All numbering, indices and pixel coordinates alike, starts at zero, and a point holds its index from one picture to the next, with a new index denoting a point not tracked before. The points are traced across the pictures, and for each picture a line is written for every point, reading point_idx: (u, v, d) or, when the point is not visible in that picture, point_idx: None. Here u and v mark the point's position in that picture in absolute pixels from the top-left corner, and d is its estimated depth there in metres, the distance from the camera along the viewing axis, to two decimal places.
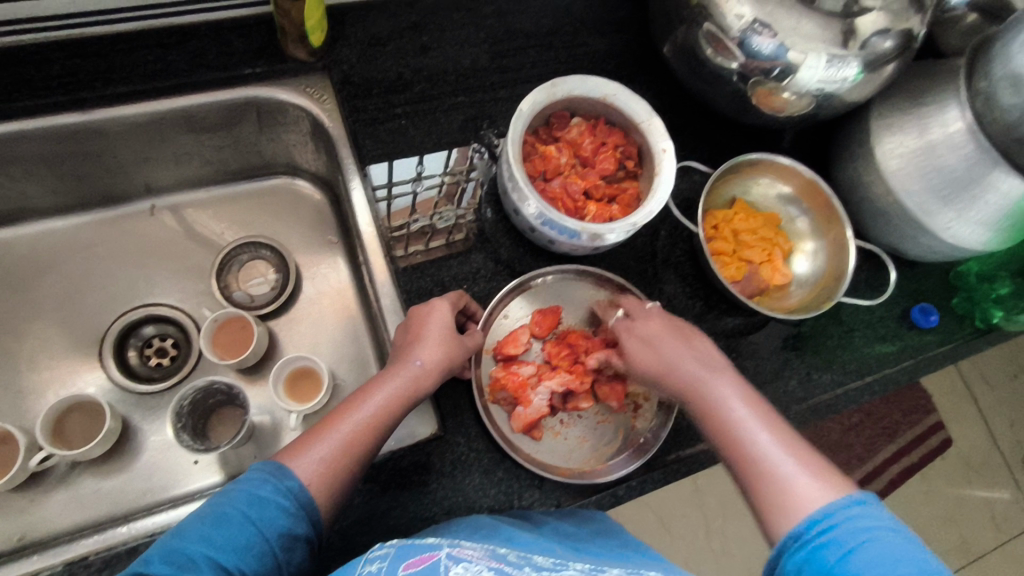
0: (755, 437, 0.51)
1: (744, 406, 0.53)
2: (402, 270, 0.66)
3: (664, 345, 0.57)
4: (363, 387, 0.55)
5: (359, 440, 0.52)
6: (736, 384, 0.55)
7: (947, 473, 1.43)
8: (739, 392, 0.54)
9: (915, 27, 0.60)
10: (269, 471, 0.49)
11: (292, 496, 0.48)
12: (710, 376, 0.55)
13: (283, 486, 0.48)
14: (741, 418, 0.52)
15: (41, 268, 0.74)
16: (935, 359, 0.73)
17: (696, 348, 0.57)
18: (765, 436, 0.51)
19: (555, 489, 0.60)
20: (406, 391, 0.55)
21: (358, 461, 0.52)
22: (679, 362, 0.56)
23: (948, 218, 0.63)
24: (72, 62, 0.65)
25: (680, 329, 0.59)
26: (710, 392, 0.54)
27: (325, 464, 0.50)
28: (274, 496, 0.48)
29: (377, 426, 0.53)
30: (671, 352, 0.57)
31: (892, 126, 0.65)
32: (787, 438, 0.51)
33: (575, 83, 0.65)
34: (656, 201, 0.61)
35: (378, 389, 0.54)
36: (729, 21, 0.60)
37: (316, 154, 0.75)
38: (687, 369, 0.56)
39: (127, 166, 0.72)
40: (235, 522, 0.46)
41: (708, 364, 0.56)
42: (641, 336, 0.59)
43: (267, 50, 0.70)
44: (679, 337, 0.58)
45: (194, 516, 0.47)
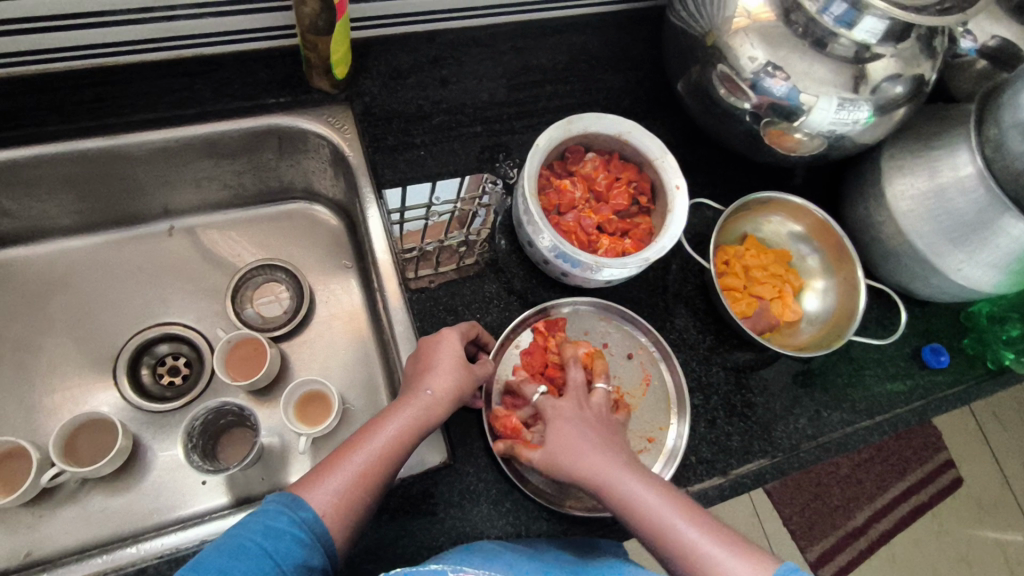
0: (677, 531, 0.50)
1: (663, 504, 0.51)
2: (415, 296, 0.67)
3: (575, 442, 0.55)
4: (375, 418, 0.56)
5: (373, 471, 0.52)
6: (648, 480, 0.53)
7: (959, 513, 1.40)
8: (650, 485, 0.53)
9: (926, 73, 0.61)
10: (284, 503, 0.49)
11: (307, 527, 0.49)
12: (620, 474, 0.53)
13: (298, 518, 0.49)
14: (665, 523, 0.50)
15: (61, 285, 0.75)
16: (947, 400, 0.73)
17: (602, 441, 0.56)
18: (683, 525, 0.50)
19: (562, 520, 0.60)
20: (418, 421, 0.55)
21: (372, 492, 0.52)
22: (593, 463, 0.54)
23: (959, 260, 0.63)
24: (102, 88, 0.68)
25: (589, 423, 0.57)
26: (627, 495, 0.52)
27: (339, 495, 0.50)
28: (289, 528, 0.48)
29: (390, 458, 0.53)
30: (581, 450, 0.55)
31: (903, 168, 0.66)
32: (711, 525, 0.51)
33: (589, 121, 0.66)
34: (669, 238, 0.62)
35: (392, 420, 0.55)
36: (743, 63, 0.61)
37: (334, 181, 0.77)
38: (599, 468, 0.53)
39: (149, 188, 0.74)
40: (251, 554, 0.46)
41: (618, 461, 0.54)
42: (555, 431, 0.57)
43: (292, 80, 0.72)
44: (587, 428, 0.56)
45: (211, 547, 0.47)
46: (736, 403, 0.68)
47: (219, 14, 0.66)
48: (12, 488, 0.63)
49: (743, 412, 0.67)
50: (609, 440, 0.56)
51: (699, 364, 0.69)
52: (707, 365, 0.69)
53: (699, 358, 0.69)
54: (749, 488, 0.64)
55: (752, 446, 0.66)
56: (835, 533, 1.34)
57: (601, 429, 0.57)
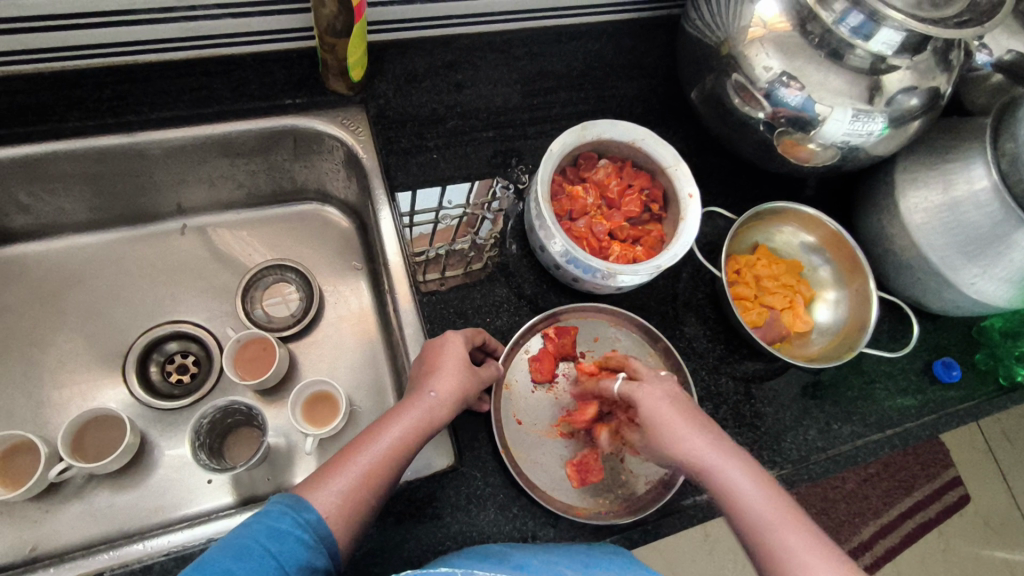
0: (775, 529, 0.49)
1: (762, 498, 0.51)
2: (426, 299, 0.67)
3: (674, 426, 0.54)
4: (379, 419, 0.56)
5: (376, 473, 0.52)
6: (753, 472, 0.52)
7: (965, 531, 1.39)
8: (753, 478, 0.52)
9: (942, 86, 0.61)
10: (287, 503, 0.49)
11: (311, 528, 0.48)
12: (724, 461, 0.52)
13: (302, 518, 0.48)
14: (761, 515, 0.50)
15: (74, 281, 0.76)
16: (958, 415, 0.72)
17: (702, 427, 0.54)
18: (781, 526, 0.49)
19: (569, 527, 0.59)
20: (422, 423, 0.55)
21: (375, 494, 0.52)
22: (692, 444, 0.53)
23: (973, 274, 0.63)
24: (122, 86, 0.68)
25: (685, 407, 0.55)
26: (728, 481, 0.52)
27: (343, 497, 0.50)
28: (293, 529, 0.48)
29: (394, 459, 0.53)
30: (679, 433, 0.54)
31: (917, 181, 0.66)
32: (812, 533, 0.49)
33: (604, 127, 0.67)
34: (681, 245, 0.62)
35: (396, 422, 0.55)
36: (758, 72, 0.61)
37: (347, 183, 0.77)
38: (700, 455, 0.53)
39: (164, 186, 0.74)
40: (254, 555, 0.46)
41: (721, 450, 0.53)
42: (649, 410, 0.55)
43: (308, 82, 0.73)
44: (685, 414, 0.55)
45: (215, 548, 0.47)
46: (745, 413, 0.67)
47: (239, 15, 0.67)
48: (19, 483, 0.63)
49: (752, 422, 0.67)
50: (709, 426, 0.55)
51: (708, 373, 0.69)
52: (716, 374, 0.69)
53: (709, 367, 0.69)
54: None
55: (761, 456, 0.65)
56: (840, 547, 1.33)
57: (695, 414, 0.55)
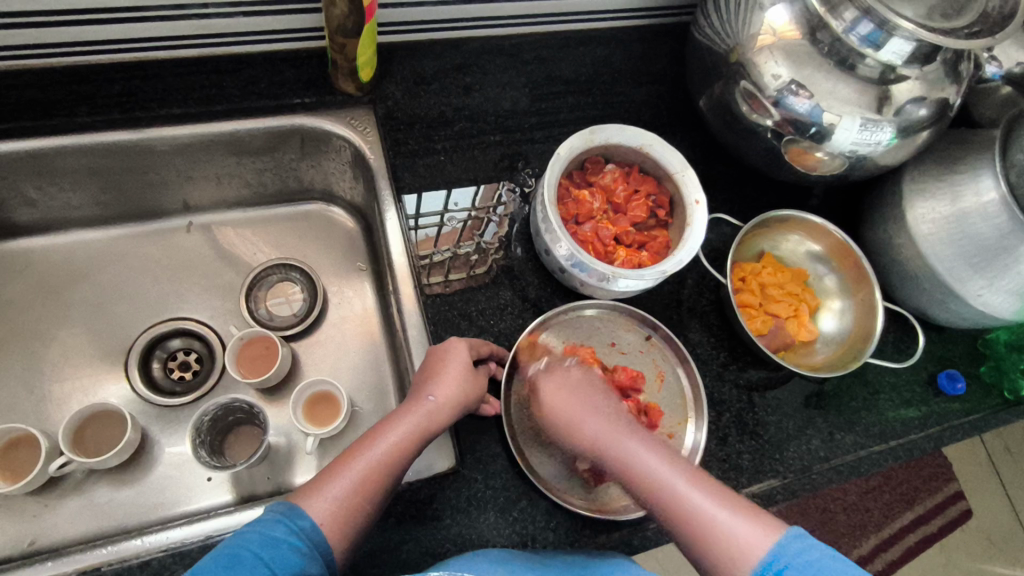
0: (682, 493, 0.51)
1: (660, 461, 0.53)
2: (430, 300, 0.67)
3: (575, 404, 0.57)
4: (378, 425, 0.56)
5: (373, 479, 0.52)
6: (648, 440, 0.55)
7: (966, 546, 1.38)
8: (655, 448, 0.54)
9: (950, 97, 0.61)
10: (281, 512, 0.49)
11: (304, 536, 0.48)
12: (626, 437, 0.55)
13: (296, 527, 0.48)
14: (660, 477, 0.52)
15: (78, 275, 0.76)
16: (963, 428, 0.72)
17: (602, 402, 0.58)
18: (685, 489, 0.51)
19: (570, 532, 0.59)
20: (420, 428, 0.55)
21: (372, 501, 0.51)
22: (593, 421, 0.56)
23: (979, 285, 0.62)
24: (132, 83, 0.69)
25: (585, 386, 0.59)
26: (630, 457, 0.54)
27: (339, 503, 0.50)
28: (286, 537, 0.47)
29: (391, 466, 0.53)
30: (580, 411, 0.57)
31: (925, 192, 0.65)
32: (709, 483, 0.52)
33: (611, 132, 0.67)
34: (686, 251, 0.62)
35: (394, 428, 0.55)
36: (767, 80, 0.61)
37: (353, 183, 0.77)
38: (598, 431, 0.55)
39: (170, 183, 0.74)
40: (247, 564, 0.45)
41: (616, 422, 0.56)
42: (556, 390, 0.59)
43: (317, 82, 0.73)
44: (588, 392, 0.58)
45: (207, 558, 0.46)
46: (748, 421, 0.67)
47: (250, 14, 0.67)
48: (17, 477, 0.63)
49: (755, 431, 0.67)
50: (606, 401, 0.58)
51: (712, 381, 0.68)
52: (720, 381, 0.68)
53: (712, 374, 0.69)
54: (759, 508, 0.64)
55: (763, 465, 0.65)
56: None
57: (598, 392, 0.59)
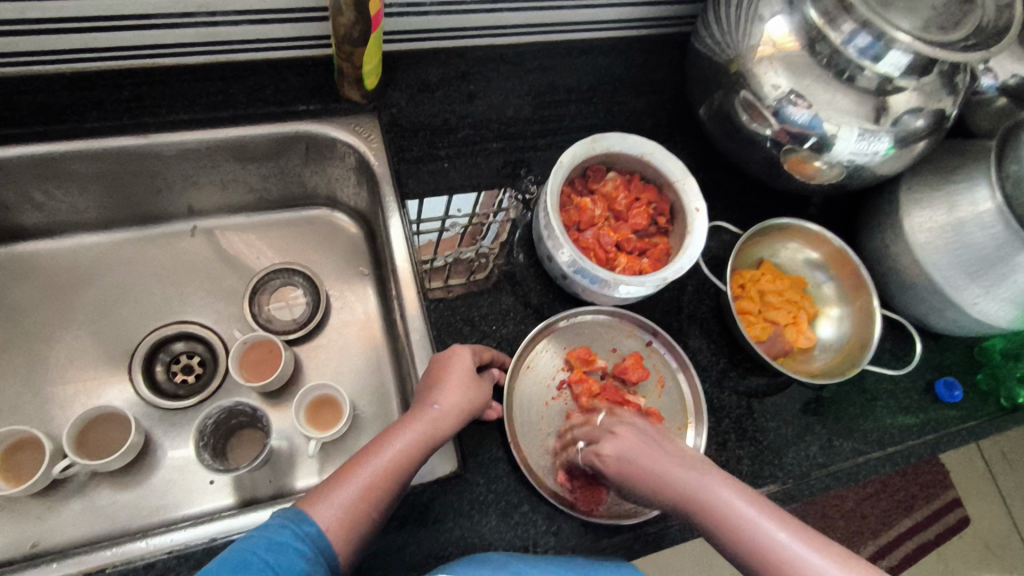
0: (779, 541, 0.45)
1: (744, 501, 0.48)
2: (432, 305, 0.67)
3: (642, 454, 0.52)
4: (384, 432, 0.56)
5: (379, 486, 0.52)
6: (728, 480, 0.49)
7: (964, 553, 1.38)
8: (744, 494, 0.48)
9: (947, 108, 0.62)
10: (287, 517, 0.50)
11: (310, 541, 0.48)
12: (710, 479, 0.49)
13: (302, 531, 0.49)
14: (747, 519, 0.47)
15: (83, 279, 0.76)
16: (959, 435, 0.72)
17: (671, 449, 0.52)
18: (783, 535, 0.46)
19: (571, 536, 0.59)
20: (426, 435, 0.55)
21: (377, 507, 0.52)
22: (670, 471, 0.50)
23: (976, 294, 0.63)
24: (139, 88, 0.69)
25: (650, 437, 0.54)
26: (716, 503, 0.48)
27: (345, 510, 0.51)
28: (292, 542, 0.48)
29: (397, 472, 0.53)
30: (650, 463, 0.51)
31: (921, 201, 0.66)
32: (803, 529, 0.46)
33: (613, 140, 0.68)
34: (687, 259, 0.62)
35: (400, 435, 0.55)
36: (766, 90, 0.62)
37: (357, 189, 0.78)
38: (671, 478, 0.50)
39: (176, 187, 0.75)
40: (254, 569, 0.45)
41: (689, 464, 0.51)
42: (619, 443, 0.53)
43: (322, 89, 0.74)
44: (653, 443, 0.53)
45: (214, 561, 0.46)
46: (747, 427, 0.68)
47: (257, 22, 0.68)
48: (21, 479, 0.63)
49: (754, 436, 0.67)
50: (673, 446, 0.53)
51: (711, 387, 0.69)
52: (719, 387, 0.69)
53: (712, 380, 0.69)
54: None
55: (762, 470, 0.66)
56: None
57: (667, 441, 0.54)
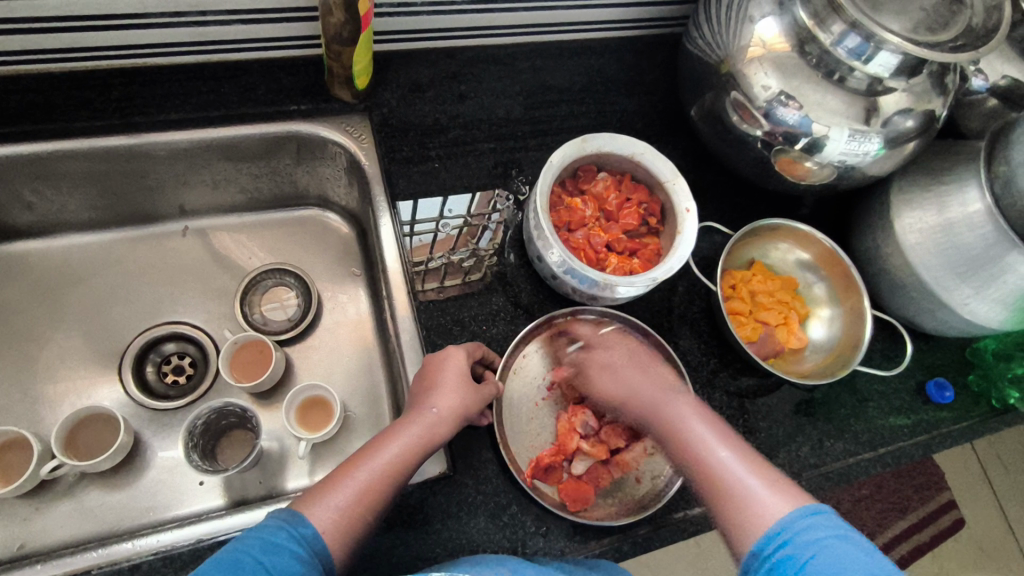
0: (710, 450, 0.55)
1: (701, 421, 0.57)
2: (423, 306, 0.67)
3: (623, 369, 0.63)
4: (380, 434, 0.56)
5: (375, 489, 0.52)
6: (695, 404, 0.59)
7: (958, 556, 1.38)
8: (701, 416, 0.58)
9: (937, 109, 0.62)
10: (283, 519, 0.49)
11: (306, 544, 0.48)
12: (678, 400, 0.59)
13: (298, 533, 0.48)
14: (697, 431, 0.56)
15: (74, 279, 0.76)
16: (950, 436, 0.72)
17: (653, 372, 0.62)
18: (722, 452, 0.54)
19: (560, 538, 0.59)
20: (424, 439, 0.55)
21: (373, 509, 0.52)
22: (642, 385, 0.61)
23: (966, 294, 0.63)
24: (129, 88, 0.69)
25: (637, 358, 0.64)
26: (672, 416, 0.58)
27: (341, 513, 0.50)
28: (288, 543, 0.47)
29: (393, 476, 0.53)
30: (630, 376, 0.62)
31: (912, 202, 0.66)
32: (742, 449, 0.55)
33: (604, 141, 0.67)
34: (677, 259, 0.62)
35: (396, 438, 0.55)
36: (756, 91, 0.62)
37: (349, 190, 0.78)
38: (645, 391, 0.61)
39: (167, 187, 0.75)
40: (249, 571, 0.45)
41: (665, 386, 0.61)
42: (610, 358, 0.64)
43: (313, 89, 0.74)
44: (638, 363, 0.63)
45: (209, 561, 0.46)
46: (738, 428, 0.67)
47: (247, 22, 0.68)
48: (9, 480, 0.63)
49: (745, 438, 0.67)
50: (658, 372, 0.63)
51: (702, 388, 0.69)
52: (710, 388, 0.69)
53: (703, 380, 0.69)
54: None
55: None
56: None
57: (651, 368, 0.63)
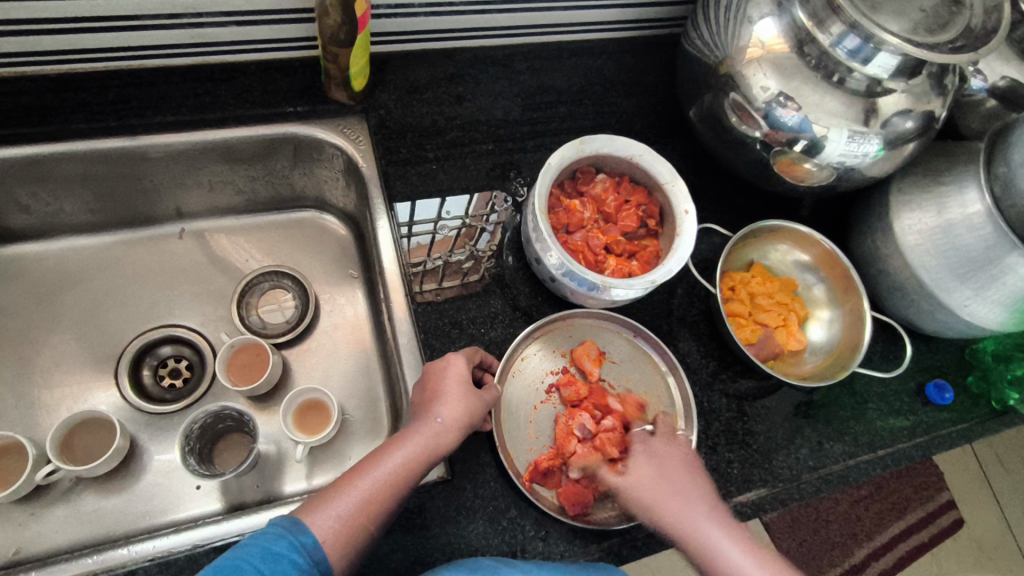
0: None
1: (736, 546, 0.53)
2: (421, 309, 0.67)
3: (654, 485, 0.57)
4: (384, 444, 0.55)
5: (377, 498, 0.52)
6: (726, 524, 0.54)
7: (957, 556, 1.38)
8: (737, 539, 0.53)
9: (936, 110, 0.62)
10: (284, 526, 0.49)
11: (306, 553, 0.48)
12: (708, 522, 0.54)
13: (298, 542, 0.48)
14: (736, 560, 0.52)
15: (69, 282, 0.76)
16: (950, 438, 0.72)
17: (683, 483, 0.57)
18: None
19: (559, 542, 0.59)
20: (427, 449, 0.55)
21: (375, 519, 0.51)
22: (679, 504, 0.55)
23: (965, 295, 0.63)
24: (125, 90, 0.69)
25: (669, 465, 0.58)
26: (710, 542, 0.53)
27: (342, 522, 0.50)
28: (288, 552, 0.47)
29: (396, 485, 0.53)
30: (660, 493, 0.56)
31: (911, 203, 0.66)
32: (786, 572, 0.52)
33: (602, 142, 0.67)
34: (675, 261, 0.62)
35: (399, 447, 0.54)
36: (755, 92, 0.62)
37: (346, 191, 0.78)
38: (677, 515, 0.55)
39: (163, 190, 0.75)
40: None
41: (697, 505, 0.55)
42: (642, 464, 0.58)
43: (310, 90, 0.73)
44: (668, 474, 0.57)
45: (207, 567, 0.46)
46: (737, 431, 0.67)
47: (243, 23, 0.67)
48: (5, 484, 0.62)
49: (744, 440, 0.67)
50: (687, 480, 0.57)
51: (701, 390, 0.69)
52: (709, 390, 0.69)
53: (702, 382, 0.69)
54: (749, 517, 0.64)
55: (752, 474, 0.65)
56: (832, 570, 1.32)
57: (686, 476, 0.57)
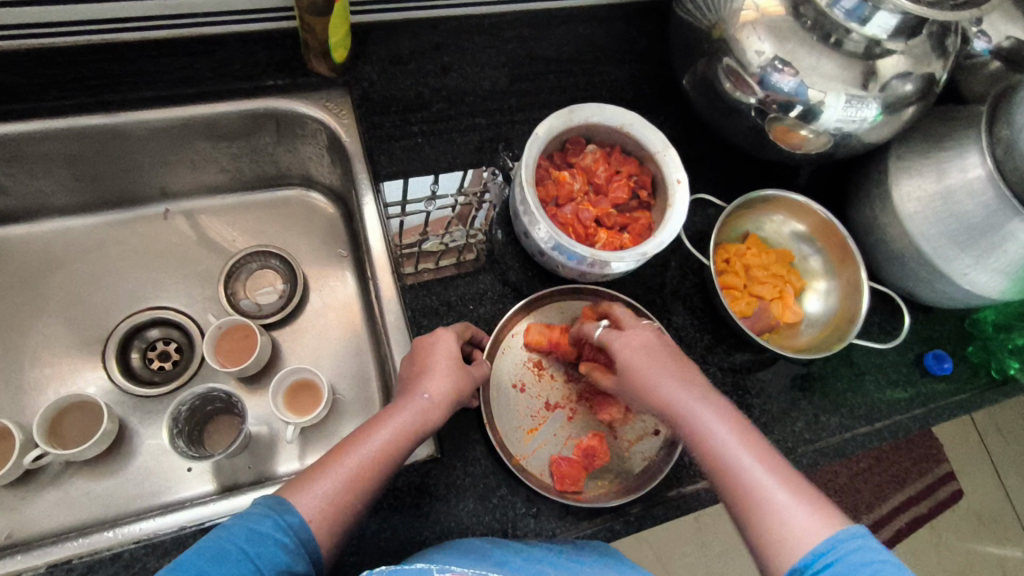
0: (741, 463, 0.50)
1: (725, 426, 0.52)
2: (409, 287, 0.66)
3: (645, 365, 0.56)
4: (371, 420, 0.54)
5: (364, 477, 0.51)
6: (721, 410, 0.53)
7: (957, 526, 1.38)
8: (725, 419, 0.52)
9: (937, 72, 0.60)
10: (269, 506, 0.48)
11: (292, 532, 0.47)
12: (698, 401, 0.53)
13: (283, 522, 0.47)
14: (721, 439, 0.51)
15: (53, 265, 0.74)
16: (948, 409, 0.71)
17: (675, 363, 0.56)
18: (751, 463, 0.50)
19: (551, 519, 0.58)
20: (414, 425, 0.54)
21: (362, 497, 0.51)
22: (671, 388, 0.54)
23: (965, 263, 0.61)
24: (100, 65, 0.67)
25: (661, 347, 0.57)
26: (697, 419, 0.52)
27: (328, 500, 0.49)
28: (273, 532, 0.46)
29: (383, 463, 0.52)
30: (652, 370, 0.55)
31: (910, 169, 0.64)
32: (772, 460, 0.50)
33: (591, 111, 0.65)
34: (667, 233, 0.60)
35: (387, 423, 0.53)
36: (750, 57, 0.59)
37: (332, 168, 0.76)
38: (669, 391, 0.54)
39: (146, 168, 0.73)
40: (232, 559, 0.44)
41: (690, 385, 0.54)
42: (626, 356, 0.57)
43: (291, 63, 0.71)
44: (660, 354, 0.56)
45: (192, 549, 0.46)
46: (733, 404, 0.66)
47: None
48: None
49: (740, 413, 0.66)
50: (679, 364, 0.56)
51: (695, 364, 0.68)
52: (703, 364, 0.68)
53: (695, 358, 0.68)
54: None
55: None
56: None
57: (680, 362, 0.56)
